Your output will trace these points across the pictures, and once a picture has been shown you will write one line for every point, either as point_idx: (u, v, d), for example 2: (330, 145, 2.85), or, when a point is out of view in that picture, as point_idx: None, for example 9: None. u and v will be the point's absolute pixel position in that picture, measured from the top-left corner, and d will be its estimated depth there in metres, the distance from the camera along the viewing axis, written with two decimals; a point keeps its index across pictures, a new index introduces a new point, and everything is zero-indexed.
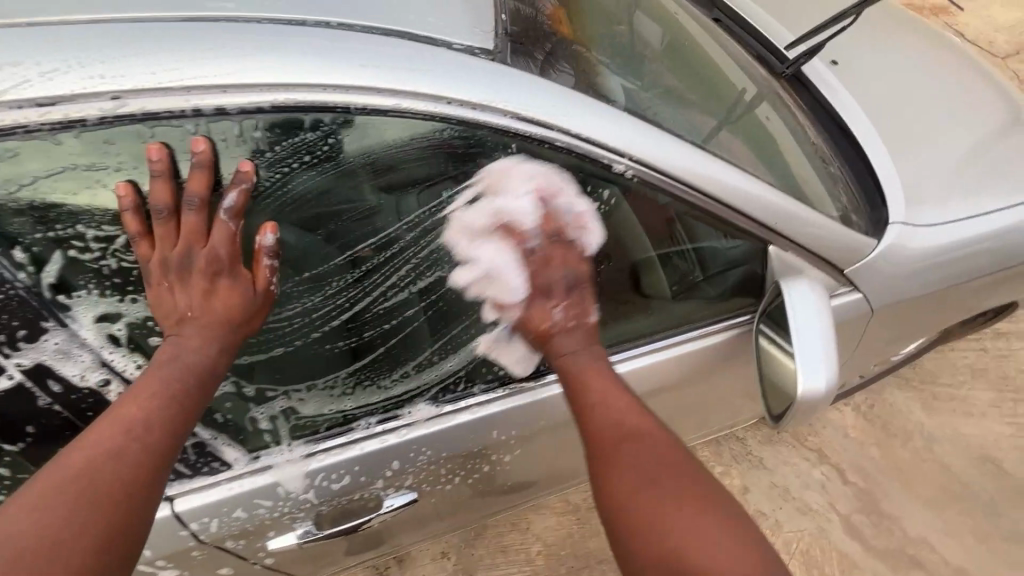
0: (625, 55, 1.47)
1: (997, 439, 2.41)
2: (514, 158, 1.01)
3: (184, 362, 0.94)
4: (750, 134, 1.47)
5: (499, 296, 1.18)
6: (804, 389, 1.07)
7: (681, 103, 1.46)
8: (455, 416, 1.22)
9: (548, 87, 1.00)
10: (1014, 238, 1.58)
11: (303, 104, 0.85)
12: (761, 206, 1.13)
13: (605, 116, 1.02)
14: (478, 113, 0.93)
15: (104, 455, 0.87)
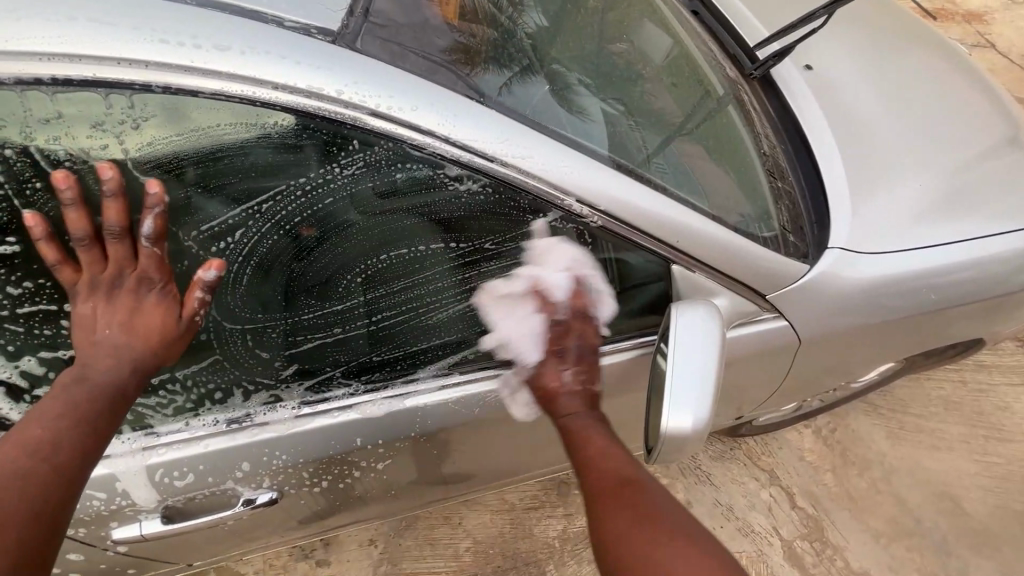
0: (573, 43, 1.37)
1: (960, 477, 2.31)
2: (356, 145, 0.91)
3: (101, 365, 0.92)
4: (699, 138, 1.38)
5: (374, 291, 1.06)
6: (674, 424, 0.97)
7: (626, 99, 1.36)
8: (321, 417, 1.11)
9: (401, 77, 0.90)
10: (988, 268, 1.47)
11: (105, 79, 0.79)
12: (663, 232, 1.06)
13: (494, 127, 0.94)
14: (309, 101, 0.85)
15: (20, 455, 0.83)
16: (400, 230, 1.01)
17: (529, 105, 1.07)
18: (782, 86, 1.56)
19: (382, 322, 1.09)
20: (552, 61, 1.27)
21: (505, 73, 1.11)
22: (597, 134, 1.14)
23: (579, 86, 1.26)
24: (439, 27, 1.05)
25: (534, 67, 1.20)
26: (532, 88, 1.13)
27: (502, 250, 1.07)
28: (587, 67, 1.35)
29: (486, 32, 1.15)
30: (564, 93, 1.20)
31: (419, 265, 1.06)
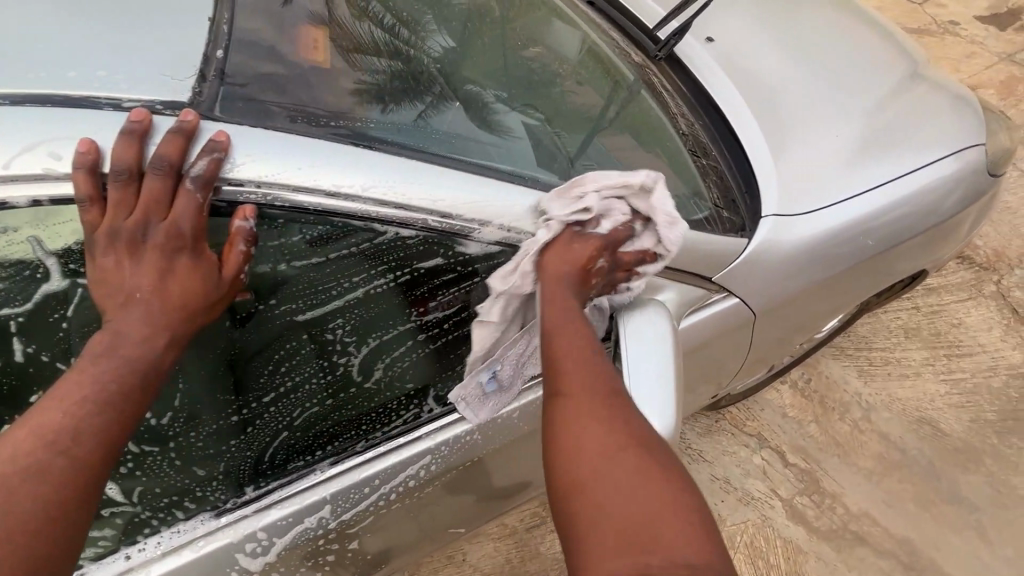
0: (483, 53, 1.32)
1: (932, 399, 2.39)
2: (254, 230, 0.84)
3: (131, 352, 0.82)
4: (616, 130, 1.35)
5: (309, 366, 0.98)
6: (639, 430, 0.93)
7: (539, 101, 1.30)
8: (280, 508, 1.02)
9: (279, 142, 0.83)
10: (921, 202, 1.54)
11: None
12: (596, 238, 1.02)
13: (388, 173, 0.87)
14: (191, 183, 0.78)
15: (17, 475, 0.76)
16: (308, 305, 0.94)
17: (451, 139, 1.03)
18: (690, 64, 1.54)
19: (320, 397, 1.02)
20: (465, 80, 1.21)
21: (417, 106, 1.07)
22: (498, 152, 1.07)
23: (497, 103, 1.20)
24: (339, 68, 1.03)
25: (446, 90, 1.15)
26: (447, 115, 1.09)
27: (423, 291, 1.00)
28: (498, 78, 1.28)
29: (391, 63, 1.12)
30: (483, 115, 1.15)
31: (351, 332, 0.99)
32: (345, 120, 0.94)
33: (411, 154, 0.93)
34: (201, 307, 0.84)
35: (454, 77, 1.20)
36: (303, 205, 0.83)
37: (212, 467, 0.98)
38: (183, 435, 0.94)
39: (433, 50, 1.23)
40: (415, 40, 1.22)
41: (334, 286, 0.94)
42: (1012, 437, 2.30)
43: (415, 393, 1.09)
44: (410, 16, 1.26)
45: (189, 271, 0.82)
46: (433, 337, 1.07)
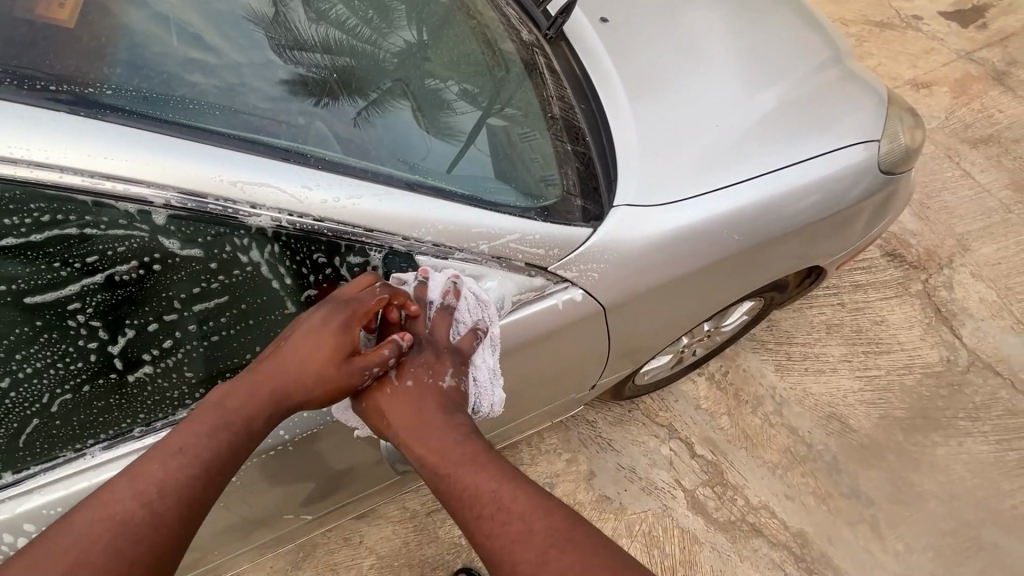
0: (450, 47, 1.34)
1: (844, 395, 2.41)
2: None
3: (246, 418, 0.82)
4: (501, 112, 1.28)
5: (52, 350, 0.75)
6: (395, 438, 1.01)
7: (422, 83, 1.23)
8: (41, 494, 0.83)
9: None
10: (812, 193, 1.52)
11: None
12: (391, 227, 0.87)
13: (106, 138, 0.68)
14: None
15: (108, 531, 0.69)
16: (31, 285, 0.71)
17: (379, 138, 1.06)
18: (576, 45, 1.51)
19: (73, 387, 0.79)
20: (423, 74, 1.25)
21: (358, 101, 1.09)
22: (333, 138, 1.00)
23: (457, 99, 1.24)
24: (270, 61, 1.02)
25: (396, 86, 1.17)
26: (388, 115, 1.11)
27: (185, 276, 0.79)
28: (416, 54, 1.28)
29: (338, 60, 1.14)
30: (440, 116, 1.19)
31: (107, 320, 0.77)
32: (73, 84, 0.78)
33: (162, 124, 0.74)
34: (333, 372, 0.85)
35: (412, 73, 1.23)
36: (10, 177, 0.65)
37: None
38: None
39: (395, 44, 1.26)
40: (376, 38, 1.24)
41: (72, 253, 0.71)
42: (918, 436, 2.32)
43: (196, 391, 0.88)
44: (377, 15, 1.28)
45: (354, 341, 0.85)
46: (214, 330, 0.85)
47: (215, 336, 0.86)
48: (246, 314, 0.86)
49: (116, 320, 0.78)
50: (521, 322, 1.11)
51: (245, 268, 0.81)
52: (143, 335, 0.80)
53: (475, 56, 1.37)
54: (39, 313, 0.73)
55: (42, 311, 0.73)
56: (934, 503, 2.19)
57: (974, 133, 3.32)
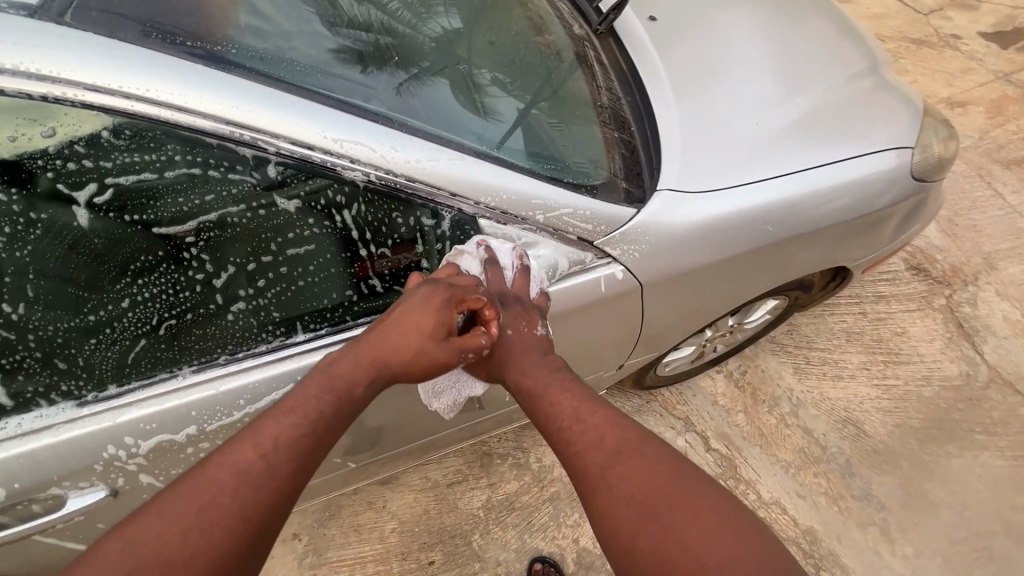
0: (500, 40, 1.40)
1: (861, 402, 2.45)
2: (101, 135, 0.74)
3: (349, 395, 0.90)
4: (559, 100, 1.36)
5: (165, 277, 0.85)
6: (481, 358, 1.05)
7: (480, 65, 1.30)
8: (140, 406, 0.93)
9: (117, 45, 0.73)
10: (845, 194, 1.58)
11: None
12: (462, 189, 0.96)
13: (230, 91, 0.77)
14: (38, 83, 0.69)
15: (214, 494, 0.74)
16: (158, 217, 0.81)
17: (426, 107, 1.09)
18: (625, 42, 1.59)
19: (178, 314, 0.89)
20: (460, 60, 1.26)
21: (398, 76, 1.12)
22: (419, 108, 1.08)
23: (490, 84, 1.27)
24: (317, 32, 1.05)
25: (434, 66, 1.20)
26: (427, 91, 1.13)
27: (282, 219, 0.88)
28: (473, 39, 1.34)
29: (382, 39, 1.17)
30: (474, 97, 1.20)
31: (212, 255, 0.87)
32: (202, 41, 0.83)
33: (273, 82, 0.83)
34: (432, 348, 0.94)
35: (448, 56, 1.25)
36: (152, 116, 0.74)
37: (67, 366, 0.87)
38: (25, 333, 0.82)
39: (433, 28, 1.28)
40: (415, 22, 1.26)
41: (194, 191, 0.81)
42: (933, 446, 2.35)
43: (279, 327, 0.98)
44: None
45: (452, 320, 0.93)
46: (300, 274, 0.94)
47: (301, 279, 0.94)
48: (329, 261, 0.95)
49: (220, 256, 0.87)
50: (564, 293, 1.19)
51: (335, 219, 0.91)
52: (239, 271, 0.89)
53: (522, 47, 1.43)
54: (159, 243, 0.83)
55: (163, 242, 0.83)
56: (946, 512, 2.22)
57: (1008, 154, 3.31)
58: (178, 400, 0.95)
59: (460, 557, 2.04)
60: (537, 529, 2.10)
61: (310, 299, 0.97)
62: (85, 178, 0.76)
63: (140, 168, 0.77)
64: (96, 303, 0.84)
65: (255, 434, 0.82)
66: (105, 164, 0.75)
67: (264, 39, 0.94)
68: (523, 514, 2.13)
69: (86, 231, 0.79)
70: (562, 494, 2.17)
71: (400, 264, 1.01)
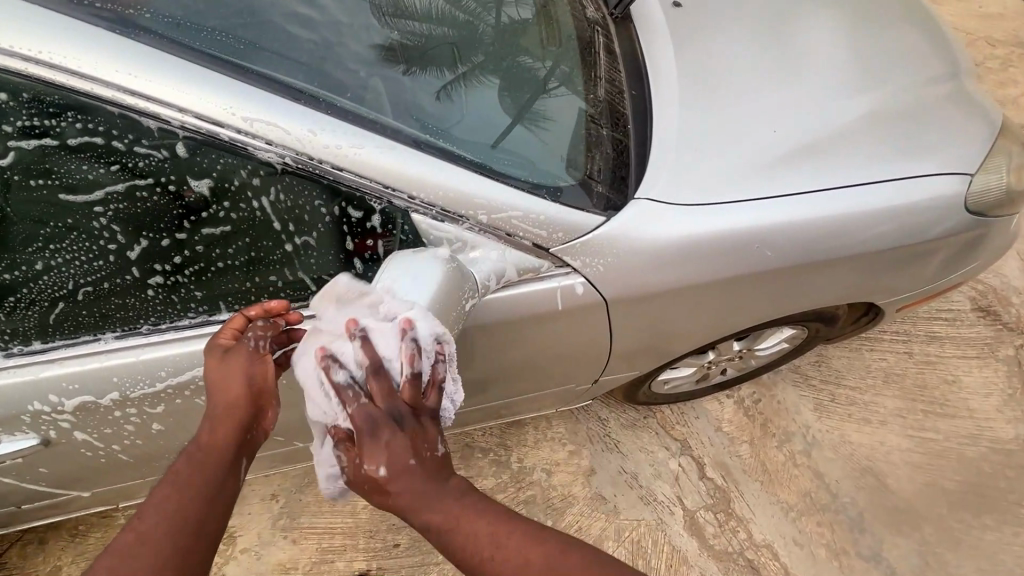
0: (535, 32, 1.32)
1: (888, 452, 2.19)
2: (2, 98, 0.74)
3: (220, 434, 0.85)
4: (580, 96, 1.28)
5: (77, 244, 0.85)
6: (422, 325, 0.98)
7: (501, 53, 1.22)
8: (61, 365, 0.94)
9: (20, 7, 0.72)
10: (878, 223, 1.37)
11: None
12: (390, 181, 0.89)
13: (130, 58, 0.74)
14: None
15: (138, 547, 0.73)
16: (65, 184, 0.80)
17: (463, 111, 1.08)
18: (641, 29, 1.44)
19: (94, 281, 0.89)
20: (519, 54, 1.25)
21: (445, 74, 1.11)
22: (433, 105, 1.05)
23: (553, 83, 1.26)
24: (369, 23, 1.06)
25: (488, 62, 1.18)
26: (472, 90, 1.12)
27: (194, 196, 0.85)
28: (509, 29, 1.27)
29: (436, 31, 1.14)
30: (523, 97, 1.19)
31: (124, 227, 0.86)
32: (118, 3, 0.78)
33: (187, 51, 0.79)
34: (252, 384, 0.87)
35: (504, 51, 1.23)
36: (50, 81, 0.73)
37: None
38: None
39: (497, 19, 1.27)
40: (478, 11, 1.24)
41: (98, 161, 0.80)
42: (965, 513, 2.09)
43: (200, 306, 0.95)
44: None
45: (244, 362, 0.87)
46: (219, 254, 0.91)
47: (219, 259, 0.92)
48: (249, 243, 0.92)
49: (131, 228, 0.86)
50: (514, 300, 1.12)
51: (250, 202, 0.87)
52: (153, 245, 0.88)
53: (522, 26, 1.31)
54: (68, 210, 0.82)
55: (72, 209, 0.82)
56: None
57: None
58: (98, 364, 0.95)
59: (425, 545, 2.03)
60: None
61: (230, 279, 0.95)
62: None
63: (44, 133, 0.77)
64: (11, 262, 0.85)
65: (144, 508, 0.77)
66: (11, 126, 0.76)
67: None
68: None
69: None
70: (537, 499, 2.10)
71: (327, 253, 0.96)
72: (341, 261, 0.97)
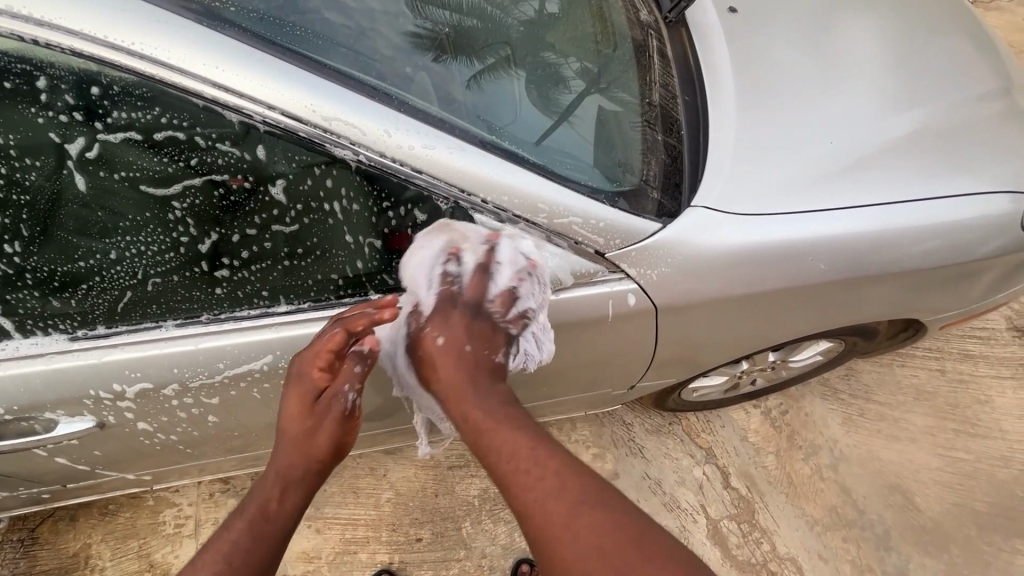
0: (571, 25, 1.30)
1: (917, 470, 2.16)
2: (93, 93, 0.78)
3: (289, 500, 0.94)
4: (613, 96, 1.26)
5: (152, 234, 0.89)
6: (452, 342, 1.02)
7: (527, 49, 1.20)
8: (123, 350, 0.96)
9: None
10: (930, 239, 1.34)
11: None
12: (456, 181, 0.90)
13: (216, 50, 0.77)
14: (39, 32, 0.73)
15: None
16: (147, 177, 0.85)
17: (486, 104, 1.06)
18: (696, 32, 1.43)
19: (163, 270, 0.92)
20: (545, 49, 1.23)
21: (474, 64, 1.09)
22: (465, 99, 1.03)
23: (574, 76, 1.23)
24: (403, 13, 1.04)
25: (518, 57, 1.17)
26: (503, 83, 1.11)
27: (267, 191, 0.88)
28: (554, 28, 1.27)
29: (464, 20, 1.12)
30: (560, 96, 1.18)
31: (197, 219, 0.89)
32: None
33: (269, 46, 0.81)
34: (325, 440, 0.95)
35: (532, 45, 1.21)
36: (141, 75, 0.76)
37: (61, 301, 0.92)
38: (24, 265, 0.88)
39: (524, 13, 1.24)
40: (506, 3, 1.21)
41: (179, 156, 0.83)
42: (995, 536, 2.06)
43: (262, 298, 0.97)
44: None
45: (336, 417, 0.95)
46: (286, 251, 0.94)
47: (284, 253, 0.94)
48: (313, 238, 0.94)
49: (204, 220, 0.89)
50: (565, 304, 1.11)
51: (323, 202, 0.90)
52: (223, 238, 0.91)
53: (574, 26, 1.31)
54: (148, 201, 0.86)
55: (151, 201, 0.86)
56: None
57: None
58: (158, 351, 0.97)
59: (447, 541, 2.04)
60: None
61: (293, 274, 0.97)
62: (75, 131, 0.80)
63: (131, 127, 0.81)
64: (87, 248, 0.89)
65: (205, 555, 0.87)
66: (99, 120, 0.80)
67: None
68: None
69: (81, 179, 0.83)
70: None
71: (387, 251, 0.97)
72: (399, 258, 0.98)
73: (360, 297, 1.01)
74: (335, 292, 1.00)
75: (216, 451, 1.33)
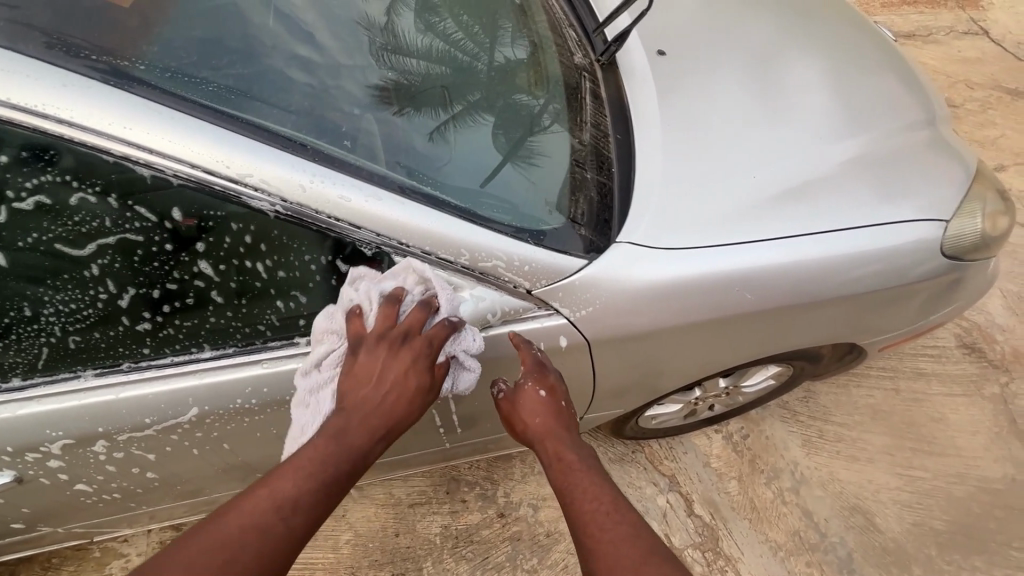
0: (528, 74, 1.38)
1: (877, 490, 2.18)
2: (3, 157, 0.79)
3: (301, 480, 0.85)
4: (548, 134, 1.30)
5: (68, 291, 0.89)
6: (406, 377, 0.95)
7: (495, 92, 1.28)
8: (39, 405, 0.95)
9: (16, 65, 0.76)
10: (856, 266, 1.39)
11: None
12: (377, 227, 0.93)
13: (122, 111, 0.79)
14: None
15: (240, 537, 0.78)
16: (61, 235, 0.85)
17: (456, 153, 1.12)
18: (626, 75, 1.49)
19: (81, 325, 0.92)
20: (513, 91, 1.31)
21: (439, 115, 1.16)
22: (429, 150, 1.09)
23: (545, 117, 1.32)
24: (351, 65, 1.11)
25: (485, 100, 1.25)
26: (464, 131, 1.17)
27: (183, 243, 0.89)
28: (513, 75, 1.35)
29: (434, 67, 1.23)
30: (517, 135, 1.24)
31: (112, 273, 0.89)
32: (113, 57, 0.83)
33: (180, 104, 0.83)
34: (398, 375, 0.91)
35: (500, 89, 1.30)
36: (51, 139, 0.78)
37: None
38: None
39: (494, 58, 1.35)
40: (478, 51, 1.33)
41: (94, 215, 0.84)
42: (955, 554, 2.08)
43: (186, 346, 0.98)
44: (482, 31, 1.38)
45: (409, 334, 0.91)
46: (211, 302, 0.95)
47: (210, 300, 0.95)
48: (240, 287, 0.95)
49: (120, 274, 0.90)
50: (498, 341, 1.13)
51: (246, 259, 0.92)
52: (141, 290, 0.91)
53: (508, 68, 1.35)
54: (62, 258, 0.86)
55: (65, 257, 0.87)
56: None
57: None
58: (77, 404, 0.96)
59: None
60: (490, 568, 2.01)
61: (219, 322, 0.97)
62: None
63: (39, 187, 0.81)
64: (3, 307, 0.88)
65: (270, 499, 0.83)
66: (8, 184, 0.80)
67: (193, 49, 0.91)
68: (480, 549, 2.05)
69: None
70: (523, 535, 2.06)
71: (313, 295, 0.99)
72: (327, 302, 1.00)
73: (289, 341, 1.01)
74: (265, 335, 1.00)
75: (152, 502, 1.29)
